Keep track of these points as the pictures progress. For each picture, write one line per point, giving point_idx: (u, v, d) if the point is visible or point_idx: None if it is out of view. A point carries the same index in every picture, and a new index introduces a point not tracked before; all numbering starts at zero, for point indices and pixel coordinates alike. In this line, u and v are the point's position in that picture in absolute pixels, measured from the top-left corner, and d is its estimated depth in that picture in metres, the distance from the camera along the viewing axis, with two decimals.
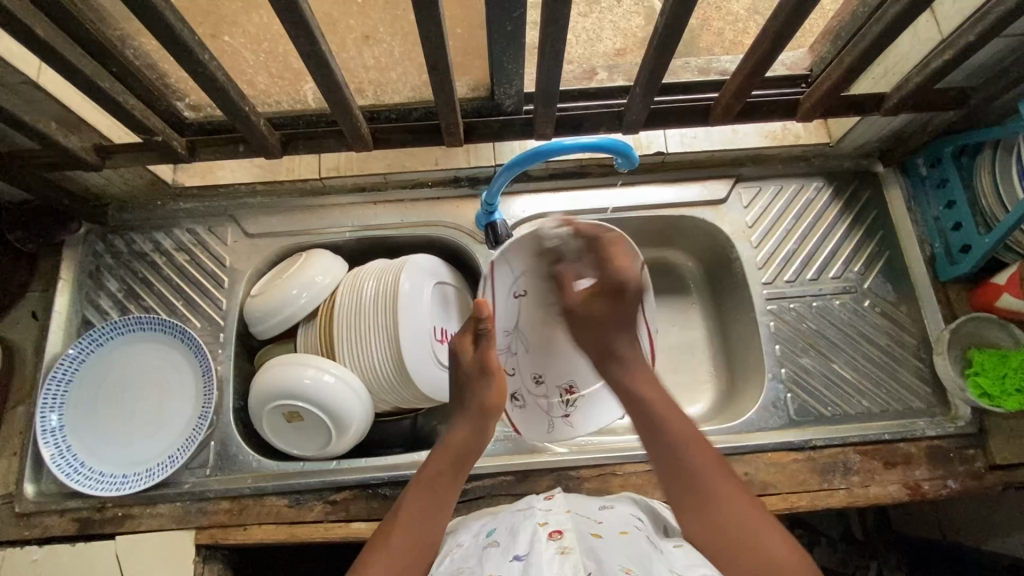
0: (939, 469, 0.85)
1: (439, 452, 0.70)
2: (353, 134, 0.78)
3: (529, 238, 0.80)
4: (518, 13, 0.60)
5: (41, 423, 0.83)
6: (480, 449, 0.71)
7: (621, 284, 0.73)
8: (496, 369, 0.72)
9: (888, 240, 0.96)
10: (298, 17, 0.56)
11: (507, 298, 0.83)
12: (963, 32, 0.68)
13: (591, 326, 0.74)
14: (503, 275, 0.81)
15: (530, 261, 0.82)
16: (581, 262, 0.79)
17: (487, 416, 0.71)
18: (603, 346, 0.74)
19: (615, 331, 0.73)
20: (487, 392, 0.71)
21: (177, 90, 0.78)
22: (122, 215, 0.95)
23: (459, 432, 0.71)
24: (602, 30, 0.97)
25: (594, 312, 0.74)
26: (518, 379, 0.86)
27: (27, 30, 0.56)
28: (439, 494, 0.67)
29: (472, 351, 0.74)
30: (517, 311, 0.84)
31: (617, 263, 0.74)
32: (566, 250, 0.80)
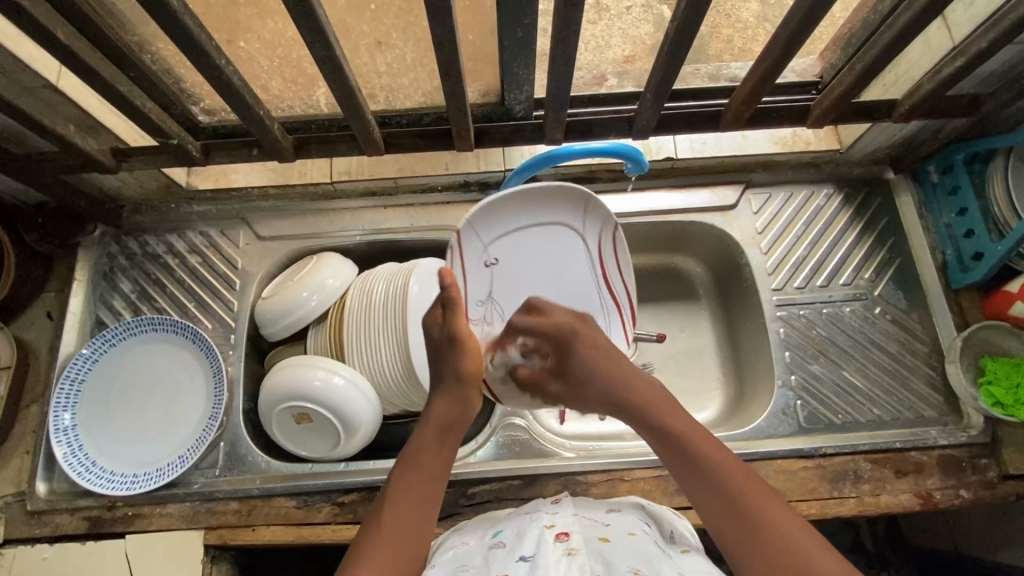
0: (951, 478, 0.84)
1: (423, 426, 0.67)
2: (365, 139, 0.79)
3: (498, 200, 0.65)
4: (529, 20, 0.61)
5: (54, 422, 0.84)
6: (467, 417, 0.68)
7: (565, 337, 0.70)
8: (465, 339, 0.66)
9: (899, 247, 0.96)
10: (314, 23, 0.57)
11: (478, 268, 0.69)
12: (975, 40, 0.68)
13: (574, 391, 0.71)
14: (469, 240, 0.67)
15: (500, 227, 0.68)
16: (530, 355, 0.73)
17: (466, 384, 0.68)
18: (608, 392, 0.69)
19: (590, 383, 0.70)
20: (463, 362, 0.67)
21: (192, 95, 0.79)
22: (136, 217, 0.97)
23: (440, 407, 0.68)
24: (611, 36, 0.97)
25: (561, 383, 0.71)
26: None
27: (49, 35, 0.57)
28: (425, 472, 0.64)
29: (441, 325, 0.67)
30: (490, 282, 0.70)
31: (553, 327, 0.70)
32: (517, 357, 0.73)
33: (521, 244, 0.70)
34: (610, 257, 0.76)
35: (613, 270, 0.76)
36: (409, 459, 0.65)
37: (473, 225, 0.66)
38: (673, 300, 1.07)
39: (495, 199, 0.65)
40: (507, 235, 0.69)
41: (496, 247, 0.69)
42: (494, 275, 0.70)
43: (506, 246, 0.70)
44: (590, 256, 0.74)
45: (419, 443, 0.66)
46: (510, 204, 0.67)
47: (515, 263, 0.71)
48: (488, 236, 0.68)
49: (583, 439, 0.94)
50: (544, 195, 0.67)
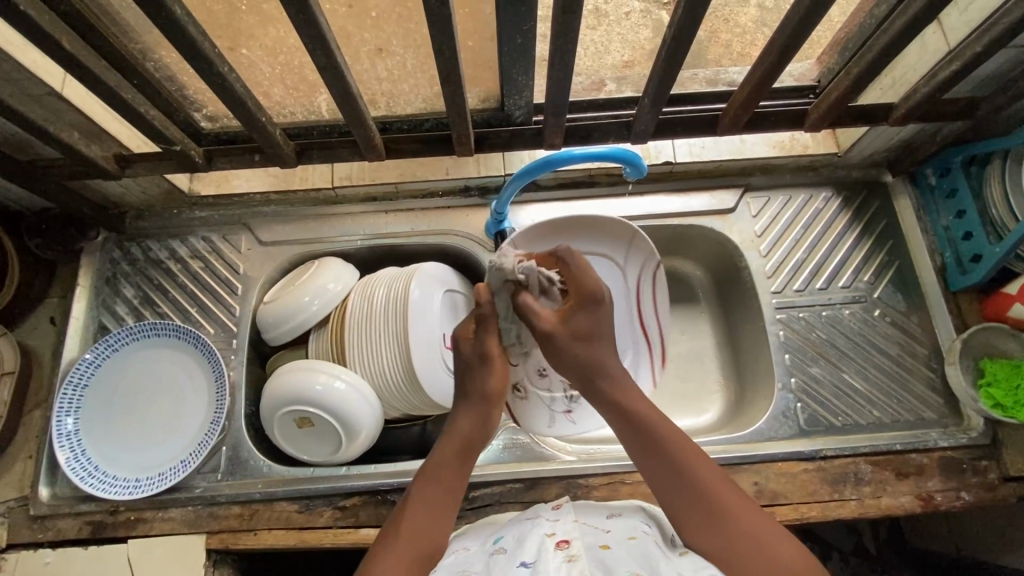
0: (952, 480, 0.84)
1: (443, 442, 0.68)
2: (366, 145, 0.80)
3: (536, 229, 0.83)
4: (529, 26, 0.62)
5: (57, 427, 0.84)
6: (487, 436, 0.70)
7: (595, 293, 0.70)
8: (495, 357, 0.71)
9: (898, 250, 0.96)
10: (315, 31, 0.57)
11: None
12: (969, 44, 0.69)
13: (565, 351, 0.69)
14: (520, 261, 0.85)
15: (539, 253, 0.85)
16: (547, 287, 0.73)
17: (490, 403, 0.70)
18: (592, 361, 0.68)
19: (596, 340, 0.69)
20: (488, 380, 0.70)
21: (195, 102, 0.79)
22: (139, 223, 0.97)
23: (464, 422, 0.69)
24: (611, 41, 0.99)
25: (574, 335, 0.69)
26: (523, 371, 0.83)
27: (55, 44, 0.58)
28: (446, 486, 0.65)
29: (473, 343, 0.72)
30: None
31: (587, 278, 0.70)
32: (536, 279, 0.72)
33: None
34: (648, 292, 0.89)
35: (647, 302, 0.89)
36: (432, 467, 0.66)
37: (526, 247, 0.84)
38: (673, 304, 1.07)
39: (545, 224, 0.84)
40: None
41: None
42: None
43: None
44: (627, 288, 0.89)
45: (441, 454, 0.67)
46: (561, 233, 0.86)
47: None
48: (527, 257, 0.84)
49: (584, 442, 0.94)
50: (592, 227, 0.86)
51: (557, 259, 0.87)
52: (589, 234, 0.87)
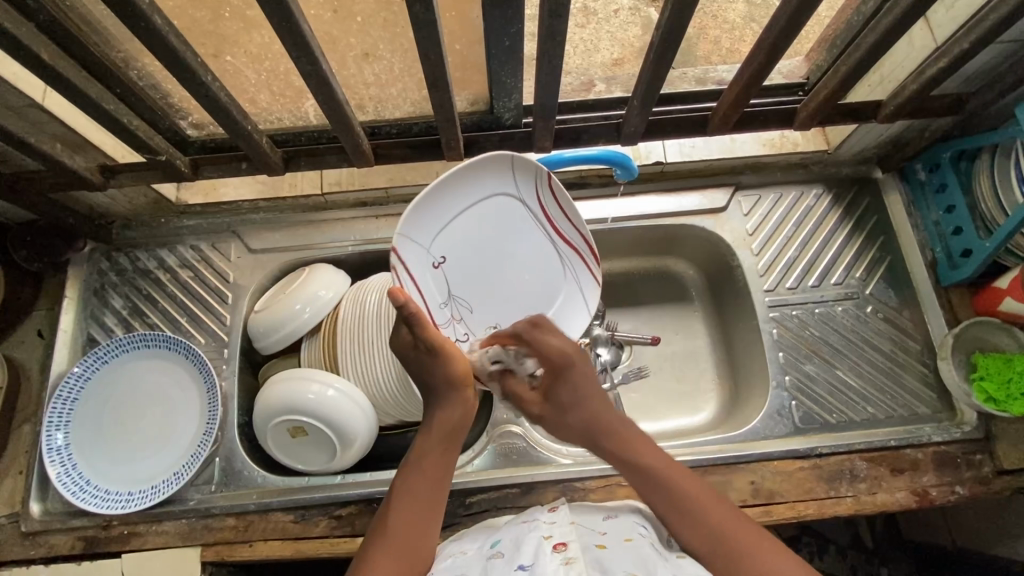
0: (947, 475, 0.85)
1: (425, 433, 0.67)
2: (354, 151, 0.79)
3: (420, 203, 0.70)
4: (515, 29, 0.61)
5: (46, 442, 0.83)
6: (469, 422, 0.68)
7: (560, 361, 0.70)
8: (442, 347, 0.66)
9: (889, 246, 0.96)
10: (300, 38, 0.57)
11: (427, 272, 0.73)
12: (957, 41, 0.69)
13: (556, 420, 0.72)
14: (411, 249, 0.71)
15: (433, 226, 0.73)
16: (523, 359, 0.74)
17: (459, 387, 0.68)
18: (586, 429, 0.69)
19: (573, 410, 0.70)
20: (454, 367, 0.67)
21: (180, 110, 0.79)
22: (126, 232, 0.96)
23: (442, 412, 0.67)
24: (600, 40, 0.99)
25: (561, 408, 0.71)
26: (474, 342, 0.77)
27: (33, 55, 0.57)
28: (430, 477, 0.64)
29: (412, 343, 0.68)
30: (444, 281, 0.75)
31: (550, 349, 0.70)
32: (509, 359, 0.74)
33: (460, 232, 0.74)
34: (551, 204, 0.77)
35: (557, 217, 0.78)
36: (413, 461, 0.65)
37: (409, 233, 0.71)
38: (666, 303, 1.07)
39: (419, 201, 0.70)
40: (444, 231, 0.74)
41: (439, 246, 0.74)
42: (445, 274, 0.75)
43: (446, 241, 0.74)
44: (534, 215, 0.78)
45: (424, 448, 0.66)
46: (438, 198, 0.72)
47: (462, 254, 0.75)
48: (425, 239, 0.72)
49: None
50: (464, 179, 0.73)
51: (448, 224, 0.74)
52: (481, 174, 0.74)
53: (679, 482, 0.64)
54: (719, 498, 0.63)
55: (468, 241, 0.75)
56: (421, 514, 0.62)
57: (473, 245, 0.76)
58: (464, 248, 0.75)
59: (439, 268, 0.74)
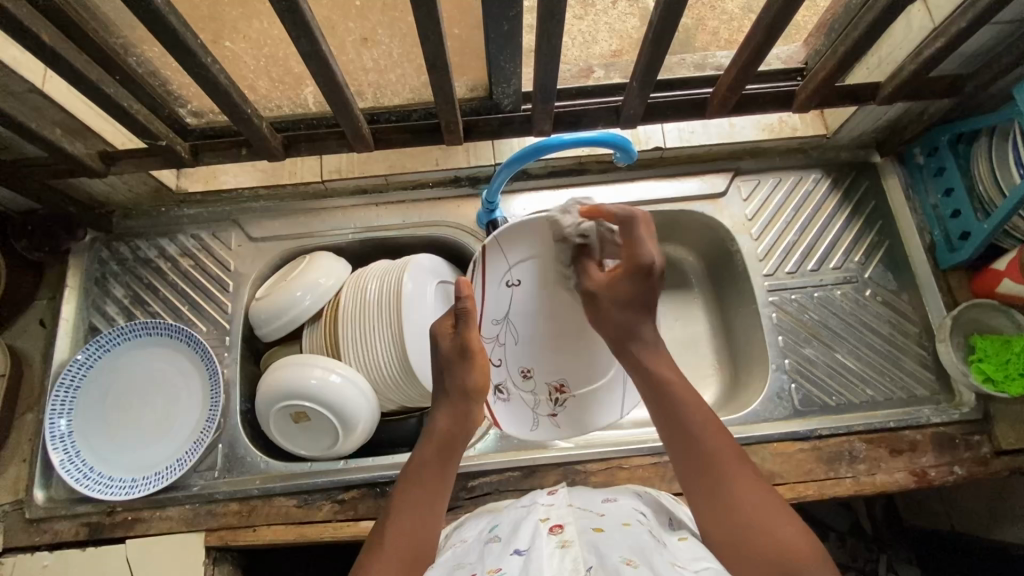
0: (946, 455, 0.85)
1: (425, 442, 0.70)
2: (354, 135, 0.79)
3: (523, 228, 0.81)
4: (514, 12, 0.61)
5: (50, 428, 0.83)
6: (468, 434, 0.71)
7: (645, 266, 0.73)
8: (476, 353, 0.71)
9: (888, 229, 0.97)
10: (299, 18, 0.57)
11: (498, 286, 0.84)
12: (954, 20, 0.69)
13: (603, 314, 0.76)
14: (497, 259, 0.82)
15: (522, 253, 0.83)
16: (607, 249, 0.80)
17: (470, 399, 0.71)
18: (628, 327, 0.74)
19: (639, 313, 0.74)
20: (469, 376, 0.71)
21: (179, 97, 0.78)
22: (127, 222, 0.96)
23: (443, 421, 0.70)
24: (598, 31, 0.95)
25: (619, 301, 0.75)
26: (503, 371, 0.86)
27: (32, 36, 0.57)
28: (428, 485, 0.66)
29: (451, 336, 0.72)
30: (510, 299, 0.85)
31: (640, 250, 0.73)
32: (593, 242, 0.79)
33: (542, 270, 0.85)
34: None
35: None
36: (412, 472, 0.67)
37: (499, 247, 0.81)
38: (666, 290, 1.08)
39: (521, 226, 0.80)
40: (526, 262, 0.84)
41: (518, 270, 0.84)
42: (512, 296, 0.85)
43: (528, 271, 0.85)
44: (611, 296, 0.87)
45: (424, 454, 0.68)
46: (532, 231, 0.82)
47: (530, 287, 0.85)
48: (512, 258, 0.83)
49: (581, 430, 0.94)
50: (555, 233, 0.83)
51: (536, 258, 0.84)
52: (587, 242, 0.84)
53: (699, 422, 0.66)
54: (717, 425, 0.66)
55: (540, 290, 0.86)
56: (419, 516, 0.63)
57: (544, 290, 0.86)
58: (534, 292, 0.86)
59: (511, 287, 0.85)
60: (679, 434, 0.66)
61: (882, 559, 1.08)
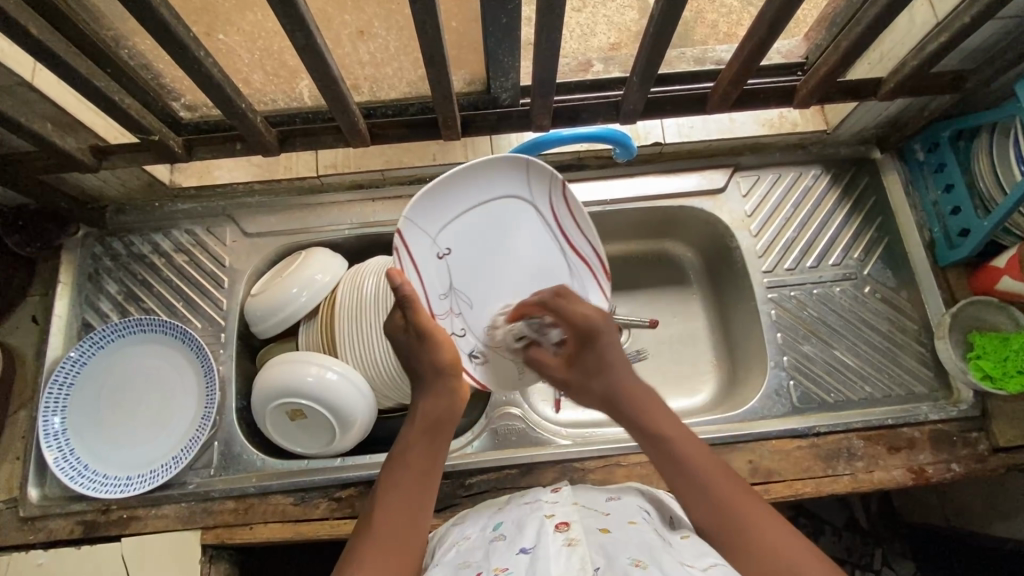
0: (944, 452, 0.85)
1: (410, 423, 0.67)
2: (350, 130, 0.78)
3: (432, 189, 0.68)
4: (513, 5, 0.60)
5: (43, 426, 0.82)
6: (455, 415, 0.68)
7: (589, 330, 0.72)
8: (434, 333, 0.67)
9: (887, 226, 0.96)
10: (293, 11, 0.56)
11: (430, 260, 0.71)
12: (958, 15, 0.68)
13: (585, 387, 0.72)
14: (414, 234, 0.69)
15: (441, 217, 0.70)
16: (546, 330, 0.75)
17: (444, 376, 0.68)
18: (607, 392, 0.70)
19: (602, 374, 0.71)
20: (438, 354, 0.67)
21: (172, 91, 0.77)
22: (119, 218, 0.95)
23: (426, 402, 0.68)
24: (596, 24, 0.94)
25: (586, 370, 0.72)
26: (472, 339, 0.74)
27: (21, 29, 0.56)
28: (418, 469, 0.63)
29: (405, 327, 0.68)
30: (448, 272, 0.72)
31: (577, 316, 0.72)
32: (531, 332, 0.75)
33: (466, 227, 0.72)
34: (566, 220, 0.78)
35: (570, 228, 0.78)
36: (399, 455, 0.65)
37: (414, 221, 0.69)
38: (665, 286, 1.07)
39: (426, 190, 0.67)
40: (451, 223, 0.71)
41: (445, 237, 0.71)
42: (449, 267, 0.72)
43: (455, 234, 0.72)
44: (544, 222, 0.77)
45: (408, 438, 0.66)
46: (450, 187, 0.70)
47: (465, 249, 0.73)
48: (432, 227, 0.70)
49: (578, 427, 0.94)
50: (464, 178, 0.70)
51: (456, 219, 0.72)
52: (488, 177, 0.72)
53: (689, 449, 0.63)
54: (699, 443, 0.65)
55: (475, 245, 0.73)
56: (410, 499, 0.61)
57: (479, 244, 0.74)
58: (469, 247, 0.73)
59: (443, 259, 0.72)
60: (668, 462, 0.64)
61: (878, 552, 1.10)
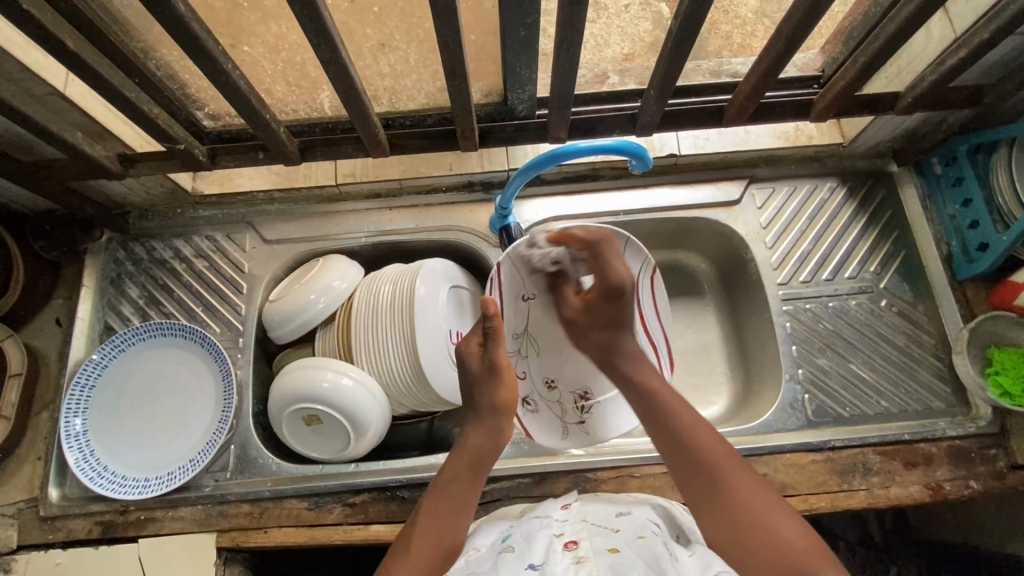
0: (961, 469, 0.84)
1: (457, 453, 0.68)
2: (370, 140, 0.80)
3: (540, 243, 0.77)
4: (532, 19, 0.61)
5: (65, 427, 0.84)
6: (500, 447, 0.69)
7: (616, 287, 0.73)
8: (503, 369, 0.69)
9: (904, 239, 0.96)
10: (320, 26, 0.57)
11: (514, 300, 0.81)
12: (977, 31, 0.68)
13: (589, 335, 0.75)
14: (510, 278, 0.80)
15: (538, 266, 0.80)
16: (578, 268, 0.78)
17: (499, 415, 0.69)
18: (609, 346, 0.73)
19: (614, 330, 0.74)
20: (498, 394, 0.69)
21: (197, 100, 0.79)
22: (142, 223, 0.97)
23: (474, 435, 0.69)
24: (610, 34, 0.91)
25: (597, 325, 0.74)
26: (528, 383, 0.84)
27: (56, 41, 0.58)
28: (455, 499, 0.65)
29: (480, 357, 0.71)
30: (527, 316, 0.82)
31: (612, 271, 0.73)
32: (565, 263, 0.78)
33: (556, 283, 0.81)
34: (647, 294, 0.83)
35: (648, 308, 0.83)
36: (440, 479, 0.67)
37: (513, 266, 0.79)
38: (678, 297, 1.07)
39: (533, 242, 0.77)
40: (544, 276, 0.80)
41: (534, 285, 0.81)
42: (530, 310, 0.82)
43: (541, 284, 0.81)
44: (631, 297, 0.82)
45: (452, 469, 0.67)
46: (552, 253, 0.79)
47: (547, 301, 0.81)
48: (526, 274, 0.80)
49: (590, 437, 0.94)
50: (567, 244, 0.78)
51: (550, 273, 0.80)
52: (598, 244, 0.79)
53: (692, 431, 0.64)
54: (719, 437, 0.64)
55: (559, 305, 0.82)
56: (448, 525, 0.63)
57: (562, 305, 0.82)
58: (551, 299, 0.81)
59: (527, 302, 0.82)
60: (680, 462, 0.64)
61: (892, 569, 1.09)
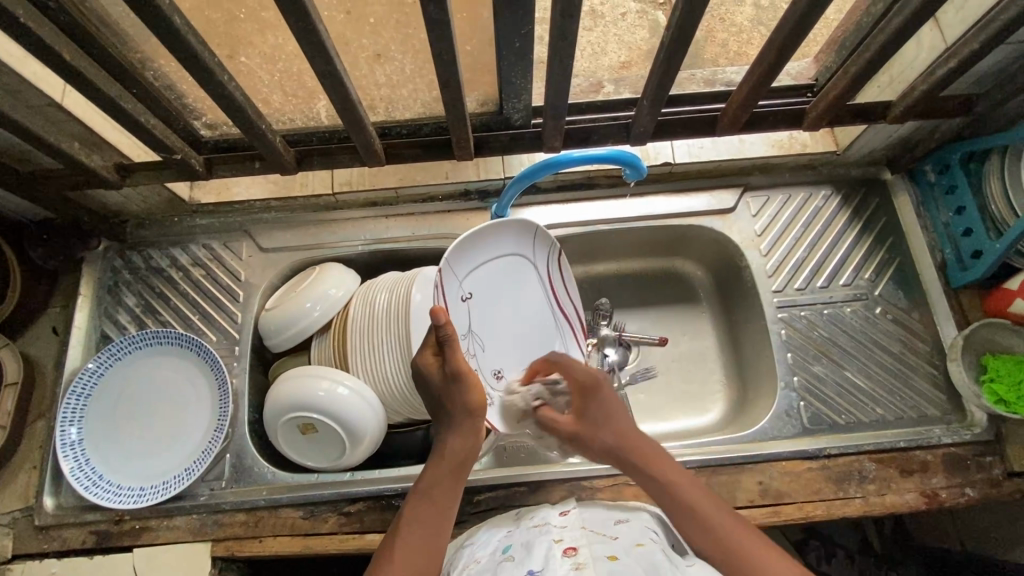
0: (957, 477, 0.84)
1: (438, 458, 0.68)
2: (366, 150, 0.80)
3: (468, 240, 0.78)
4: (527, 30, 0.62)
5: (61, 436, 0.84)
6: (477, 452, 0.70)
7: (589, 384, 0.76)
8: (467, 373, 0.69)
9: (898, 246, 0.96)
10: (314, 38, 0.58)
11: (455, 302, 0.79)
12: (967, 41, 0.69)
13: (589, 438, 0.74)
14: (449, 282, 0.77)
15: (467, 265, 0.80)
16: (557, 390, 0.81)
17: (473, 416, 0.70)
18: (610, 445, 0.72)
19: (604, 426, 0.73)
20: (469, 396, 0.69)
21: (194, 110, 0.79)
22: (139, 231, 0.98)
23: (452, 439, 0.69)
24: (607, 43, 0.98)
25: (585, 427, 0.74)
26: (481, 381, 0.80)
27: (53, 53, 0.58)
28: (435, 501, 0.65)
29: (438, 365, 0.71)
30: (468, 314, 0.80)
31: (579, 371, 0.77)
32: (545, 393, 0.80)
33: (483, 279, 0.82)
34: (559, 283, 0.90)
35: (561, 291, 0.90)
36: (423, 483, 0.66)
37: (449, 265, 0.77)
38: (674, 304, 1.07)
39: (467, 238, 0.78)
40: (473, 272, 0.81)
41: (468, 283, 0.80)
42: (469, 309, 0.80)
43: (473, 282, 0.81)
44: (540, 277, 0.88)
45: (430, 477, 0.67)
46: (475, 243, 0.80)
47: (481, 297, 0.82)
48: (460, 273, 0.79)
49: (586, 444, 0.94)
50: (488, 235, 0.81)
51: (478, 268, 0.82)
52: (508, 235, 0.83)
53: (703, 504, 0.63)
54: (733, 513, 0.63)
55: (489, 298, 0.83)
56: (430, 530, 0.62)
57: (492, 297, 0.83)
58: (485, 291, 0.82)
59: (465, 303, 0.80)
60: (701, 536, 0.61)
61: None
